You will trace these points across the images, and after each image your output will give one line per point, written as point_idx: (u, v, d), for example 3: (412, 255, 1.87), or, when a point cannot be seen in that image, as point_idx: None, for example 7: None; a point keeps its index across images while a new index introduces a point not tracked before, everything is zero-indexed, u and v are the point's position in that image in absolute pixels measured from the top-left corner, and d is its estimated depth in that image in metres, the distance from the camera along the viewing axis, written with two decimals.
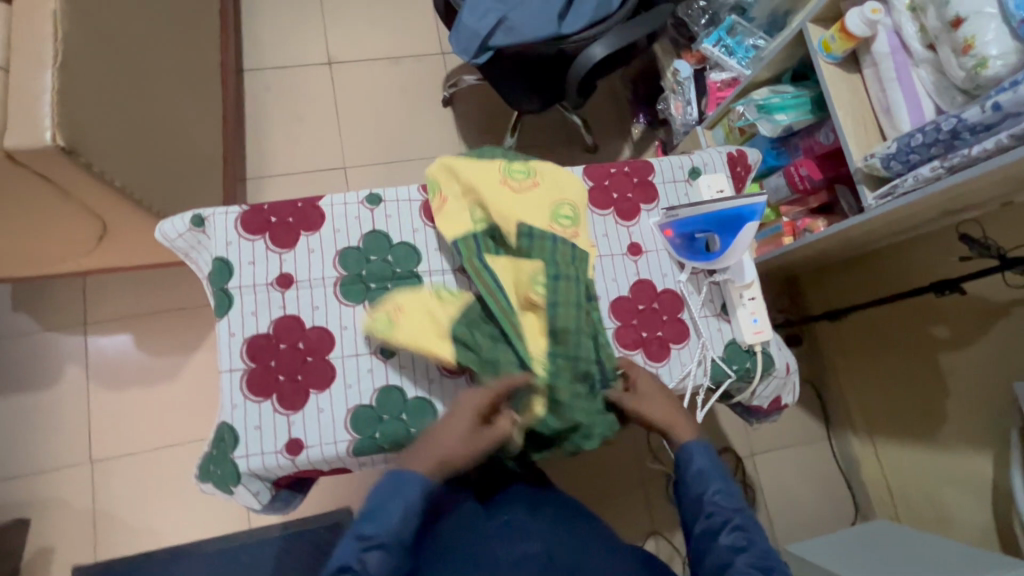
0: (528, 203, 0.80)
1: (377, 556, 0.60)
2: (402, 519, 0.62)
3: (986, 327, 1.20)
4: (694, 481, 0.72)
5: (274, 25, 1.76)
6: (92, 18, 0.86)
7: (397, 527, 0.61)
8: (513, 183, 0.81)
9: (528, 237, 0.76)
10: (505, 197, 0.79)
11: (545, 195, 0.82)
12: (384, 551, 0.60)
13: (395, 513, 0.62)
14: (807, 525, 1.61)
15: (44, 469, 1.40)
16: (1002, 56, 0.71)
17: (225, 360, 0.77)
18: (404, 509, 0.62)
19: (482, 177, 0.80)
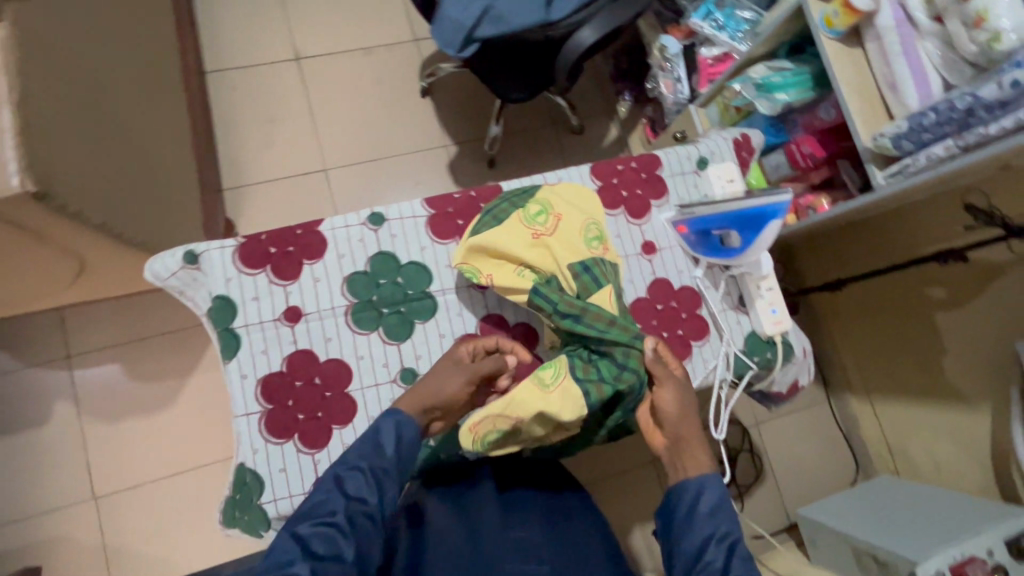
0: (563, 236, 0.76)
1: (357, 477, 0.60)
2: (382, 443, 0.63)
3: (982, 287, 1.22)
4: (692, 516, 0.63)
5: (234, 21, 1.64)
6: (46, 41, 0.78)
7: (387, 453, 0.63)
8: (540, 229, 0.77)
9: (584, 276, 0.74)
10: (540, 245, 0.76)
11: (572, 224, 0.78)
12: (366, 470, 0.60)
13: (389, 439, 0.64)
14: (813, 486, 1.67)
15: (43, 510, 1.34)
16: (1016, 29, 0.70)
17: (239, 405, 0.74)
18: (397, 436, 0.64)
19: (509, 236, 0.75)
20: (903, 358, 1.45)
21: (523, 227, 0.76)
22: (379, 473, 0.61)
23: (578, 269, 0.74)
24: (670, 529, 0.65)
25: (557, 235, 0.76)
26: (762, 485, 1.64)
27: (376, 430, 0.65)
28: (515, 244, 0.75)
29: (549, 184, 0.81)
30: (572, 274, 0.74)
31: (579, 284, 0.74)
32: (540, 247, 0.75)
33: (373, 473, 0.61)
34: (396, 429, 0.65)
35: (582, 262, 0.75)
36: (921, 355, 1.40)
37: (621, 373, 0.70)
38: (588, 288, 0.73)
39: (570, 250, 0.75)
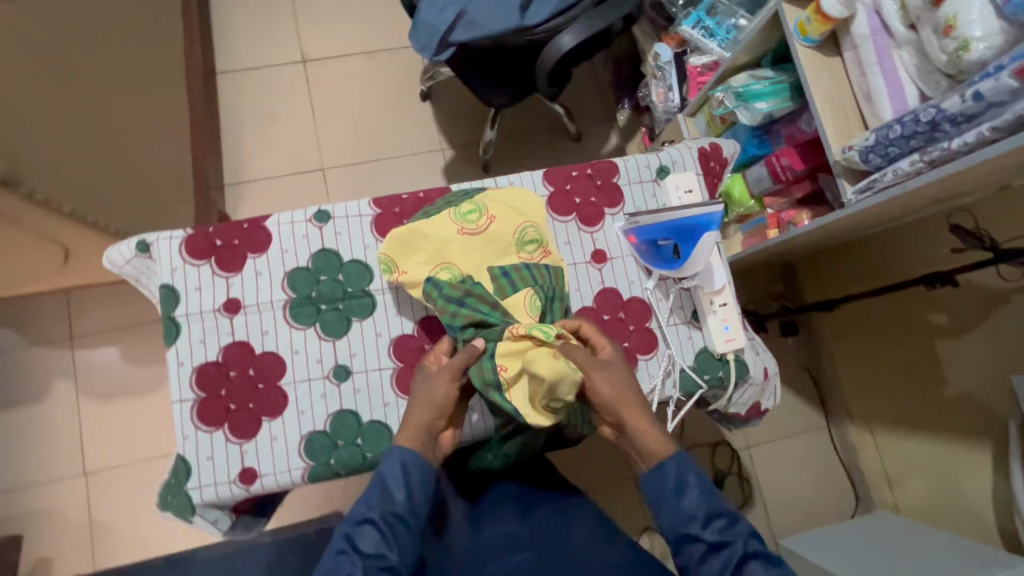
0: (493, 236, 0.77)
1: (370, 535, 0.63)
2: (389, 491, 0.65)
3: (985, 314, 1.12)
4: (668, 504, 0.65)
5: (245, 24, 1.71)
6: (25, 38, 0.83)
7: (380, 506, 0.65)
8: (474, 226, 0.77)
9: (503, 278, 0.74)
10: (469, 246, 0.76)
11: (502, 226, 0.78)
12: (376, 526, 0.63)
13: (376, 492, 0.66)
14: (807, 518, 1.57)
15: (37, 482, 1.41)
16: (987, 37, 0.64)
17: (175, 391, 0.76)
18: (382, 485, 0.66)
19: (441, 233, 0.76)
20: (902, 388, 1.35)
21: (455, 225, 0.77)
22: (389, 526, 0.64)
23: (500, 270, 0.75)
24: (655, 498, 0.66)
25: (487, 238, 0.77)
26: (750, 512, 1.54)
27: (385, 470, 0.66)
28: (440, 244, 0.76)
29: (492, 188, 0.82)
30: (494, 276, 0.75)
31: (496, 287, 0.74)
32: (463, 247, 0.76)
33: (382, 530, 0.63)
34: (402, 465, 0.66)
35: (503, 267, 0.76)
36: (921, 387, 1.29)
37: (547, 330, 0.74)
38: (505, 289, 0.74)
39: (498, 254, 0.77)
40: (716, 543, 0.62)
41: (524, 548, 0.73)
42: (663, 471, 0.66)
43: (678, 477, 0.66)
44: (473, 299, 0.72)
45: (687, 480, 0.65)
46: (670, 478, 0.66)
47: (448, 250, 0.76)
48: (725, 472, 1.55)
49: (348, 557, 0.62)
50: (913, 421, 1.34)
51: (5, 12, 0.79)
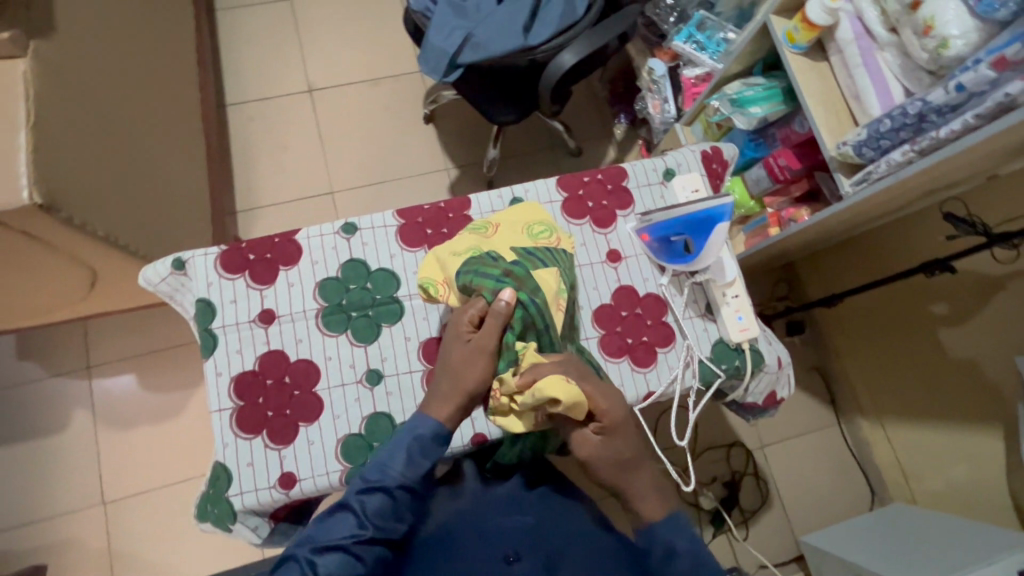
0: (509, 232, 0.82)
1: (380, 499, 0.66)
2: (413, 462, 0.68)
3: (984, 300, 1.16)
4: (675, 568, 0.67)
5: (253, 58, 1.78)
6: (63, 73, 0.88)
7: (397, 473, 0.67)
8: (492, 229, 0.82)
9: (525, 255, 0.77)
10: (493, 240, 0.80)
11: (514, 224, 0.84)
12: (388, 494, 0.66)
13: (399, 458, 0.68)
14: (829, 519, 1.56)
15: (56, 513, 1.39)
16: (963, 35, 0.70)
17: (214, 401, 0.79)
18: (408, 454, 0.68)
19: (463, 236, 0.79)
20: (908, 378, 1.37)
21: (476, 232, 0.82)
22: (400, 498, 0.66)
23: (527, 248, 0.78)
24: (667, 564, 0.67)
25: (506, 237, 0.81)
26: (769, 511, 1.53)
27: (417, 440, 0.69)
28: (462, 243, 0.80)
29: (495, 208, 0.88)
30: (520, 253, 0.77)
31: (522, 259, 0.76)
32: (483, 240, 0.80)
33: (393, 499, 0.66)
34: (432, 440, 0.69)
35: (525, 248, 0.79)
36: (927, 377, 1.32)
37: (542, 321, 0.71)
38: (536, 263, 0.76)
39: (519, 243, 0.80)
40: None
41: (525, 513, 0.76)
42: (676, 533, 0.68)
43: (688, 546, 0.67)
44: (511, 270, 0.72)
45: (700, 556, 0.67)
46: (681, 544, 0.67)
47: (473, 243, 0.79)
48: (742, 472, 1.55)
49: (354, 514, 0.64)
50: (922, 410, 1.36)
51: (46, 50, 0.85)
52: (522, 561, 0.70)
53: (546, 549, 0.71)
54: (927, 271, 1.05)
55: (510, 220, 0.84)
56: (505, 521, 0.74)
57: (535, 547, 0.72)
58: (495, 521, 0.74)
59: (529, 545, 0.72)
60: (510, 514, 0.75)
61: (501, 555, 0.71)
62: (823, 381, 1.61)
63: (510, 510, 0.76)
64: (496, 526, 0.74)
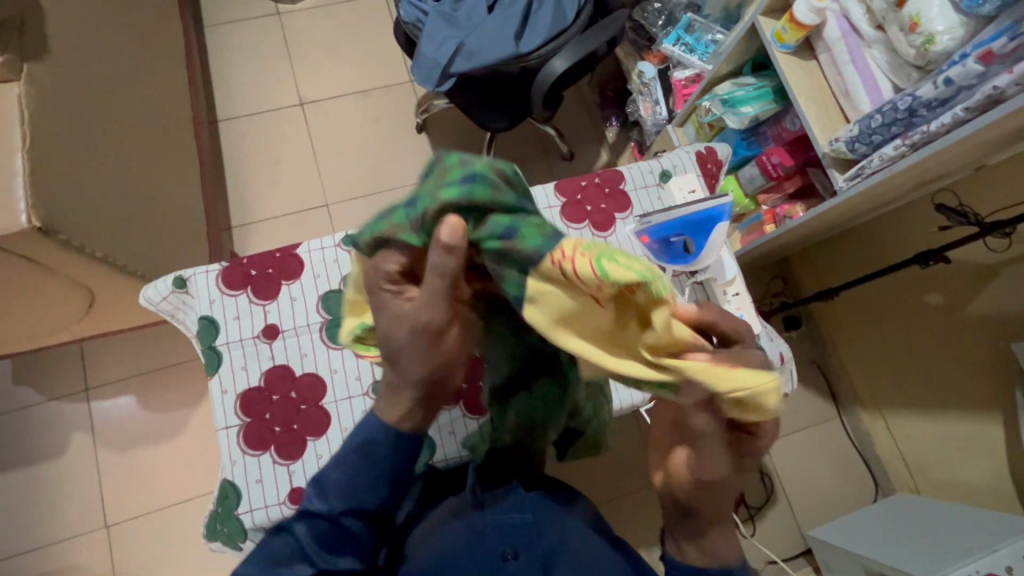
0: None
1: (322, 526, 0.61)
2: (353, 484, 0.62)
3: (978, 288, 1.17)
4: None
5: (243, 74, 1.78)
6: (57, 96, 0.88)
7: (343, 493, 0.62)
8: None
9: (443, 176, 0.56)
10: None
11: None
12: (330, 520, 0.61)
13: (345, 475, 0.62)
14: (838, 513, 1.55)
15: (58, 539, 1.37)
16: (949, 30, 0.72)
17: (220, 418, 0.79)
18: (352, 470, 0.62)
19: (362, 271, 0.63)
20: (906, 369, 1.38)
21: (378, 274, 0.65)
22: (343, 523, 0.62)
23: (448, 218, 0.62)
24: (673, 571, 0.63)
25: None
26: (775, 506, 1.52)
27: (358, 454, 0.63)
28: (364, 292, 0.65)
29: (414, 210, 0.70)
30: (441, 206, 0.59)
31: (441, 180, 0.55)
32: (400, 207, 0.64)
33: (334, 526, 0.61)
34: (376, 454, 0.63)
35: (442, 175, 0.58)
36: (925, 367, 1.32)
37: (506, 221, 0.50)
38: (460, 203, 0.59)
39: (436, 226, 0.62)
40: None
41: (523, 510, 0.72)
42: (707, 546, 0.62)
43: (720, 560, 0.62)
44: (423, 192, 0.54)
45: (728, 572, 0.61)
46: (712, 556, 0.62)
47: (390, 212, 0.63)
48: None
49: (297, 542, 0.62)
50: (921, 401, 1.36)
51: (40, 75, 0.85)
52: (519, 559, 0.67)
53: (543, 546, 0.69)
54: (921, 262, 1.06)
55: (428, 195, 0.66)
56: (502, 518, 0.71)
57: (533, 545, 0.69)
58: (493, 517, 0.71)
59: (527, 544, 0.69)
60: (507, 512, 0.72)
61: (499, 553, 0.68)
62: (822, 376, 1.61)
63: (506, 508, 0.73)
64: (494, 523, 0.71)
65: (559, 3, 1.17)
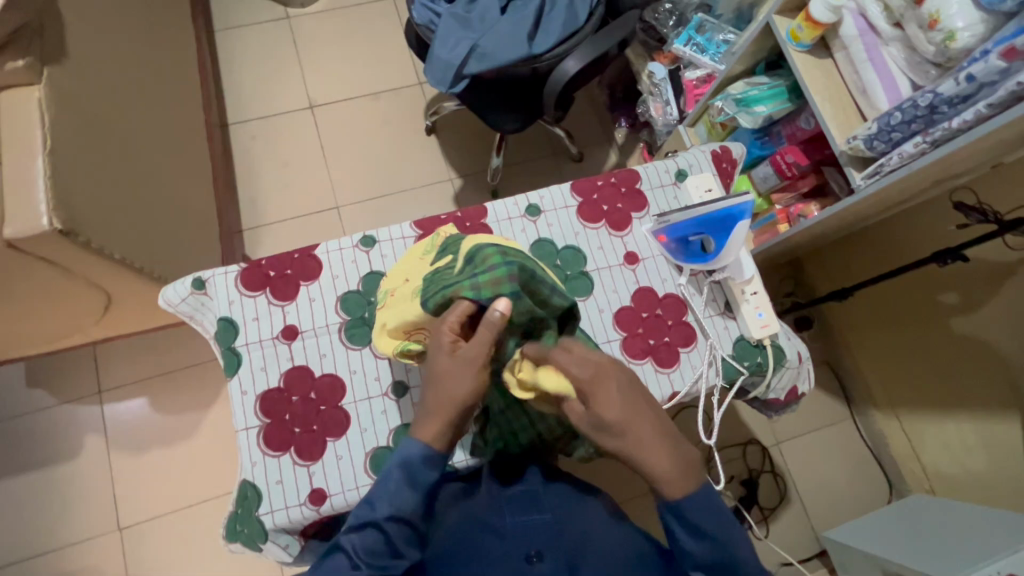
0: (406, 263, 0.78)
1: (372, 535, 0.65)
2: (399, 493, 0.66)
3: (996, 286, 1.17)
4: (676, 539, 0.64)
5: (254, 78, 1.79)
6: (77, 99, 0.89)
7: (390, 503, 0.66)
8: (393, 288, 0.75)
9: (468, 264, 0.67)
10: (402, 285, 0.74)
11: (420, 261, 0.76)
12: (379, 529, 0.65)
13: (393, 485, 0.66)
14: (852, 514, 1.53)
15: (72, 542, 1.37)
16: (970, 27, 0.71)
17: (240, 420, 0.79)
18: (400, 480, 0.66)
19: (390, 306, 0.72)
20: (920, 370, 1.37)
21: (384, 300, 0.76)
22: (392, 531, 0.65)
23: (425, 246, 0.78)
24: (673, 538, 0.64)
25: (406, 263, 0.78)
26: (789, 508, 1.51)
27: (402, 465, 0.66)
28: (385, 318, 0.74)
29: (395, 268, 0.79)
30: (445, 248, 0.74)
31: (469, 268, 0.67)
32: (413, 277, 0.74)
33: (381, 535, 0.65)
34: (418, 464, 0.66)
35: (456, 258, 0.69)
36: (940, 366, 1.31)
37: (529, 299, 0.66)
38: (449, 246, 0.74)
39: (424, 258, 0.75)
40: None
41: (543, 510, 0.73)
42: (684, 510, 0.62)
43: (697, 522, 0.62)
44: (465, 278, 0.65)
45: (707, 528, 0.62)
46: (688, 518, 0.62)
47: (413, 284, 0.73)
48: (759, 470, 1.53)
49: (346, 555, 0.65)
50: (936, 401, 1.35)
51: (60, 78, 0.86)
52: (544, 561, 0.68)
53: (566, 547, 0.70)
54: (939, 261, 1.05)
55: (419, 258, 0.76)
56: (522, 520, 0.71)
57: (556, 545, 0.70)
58: (514, 518, 0.72)
59: (552, 544, 0.70)
60: (526, 513, 0.72)
61: (522, 555, 0.69)
62: (835, 376, 1.60)
63: (526, 508, 0.73)
64: (514, 525, 0.71)
65: (572, 4, 1.17)
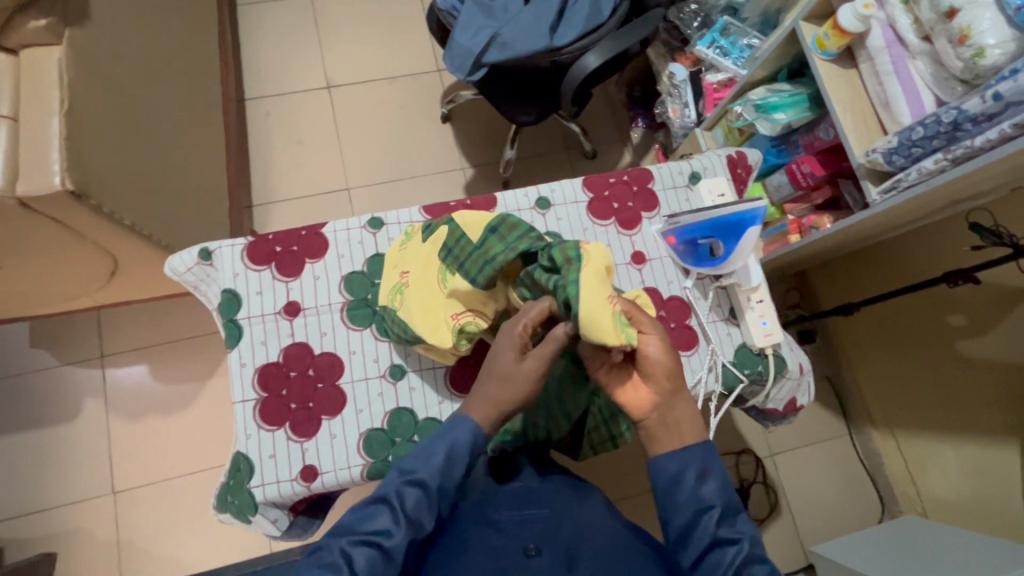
0: (410, 304, 0.75)
1: (417, 494, 0.64)
2: (450, 465, 0.66)
3: (1006, 312, 1.12)
4: (681, 489, 0.66)
5: (273, 54, 1.79)
6: (97, 62, 0.90)
7: (437, 470, 0.65)
8: (407, 281, 0.78)
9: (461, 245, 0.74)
10: (421, 275, 0.76)
11: (426, 291, 0.75)
12: (424, 490, 0.64)
13: (442, 453, 0.66)
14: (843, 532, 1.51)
15: (67, 502, 1.39)
16: (1000, 44, 0.70)
17: (237, 392, 0.79)
18: (450, 450, 0.66)
19: (428, 300, 0.74)
20: (920, 391, 1.35)
21: (401, 300, 0.77)
22: (434, 493, 0.65)
23: (423, 232, 0.81)
24: (679, 491, 0.66)
25: (410, 250, 0.81)
26: (779, 520, 1.50)
27: (458, 440, 0.66)
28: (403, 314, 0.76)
29: (394, 319, 0.77)
30: (444, 231, 0.77)
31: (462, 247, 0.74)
32: (422, 284, 0.76)
33: (427, 495, 0.64)
34: (472, 443, 0.67)
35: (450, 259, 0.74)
36: (941, 389, 1.29)
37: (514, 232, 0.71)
38: (454, 236, 0.74)
39: (431, 244, 0.78)
40: (725, 537, 0.64)
41: (539, 506, 0.73)
42: (687, 455, 0.67)
43: (700, 463, 0.67)
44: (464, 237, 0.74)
45: (709, 468, 0.67)
46: (691, 461, 0.67)
47: (421, 271, 0.77)
48: (752, 480, 1.52)
49: (390, 509, 0.62)
50: (933, 422, 1.33)
51: (81, 39, 0.86)
52: (542, 556, 0.65)
53: (564, 539, 0.68)
54: (950, 282, 1.04)
55: (424, 293, 0.75)
56: (517, 514, 0.71)
57: (555, 540, 0.67)
58: (510, 514, 0.71)
59: (549, 537, 0.68)
60: (520, 508, 0.72)
61: (521, 548, 0.66)
62: (834, 392, 1.59)
63: (522, 504, 0.73)
64: (509, 518, 0.71)
65: None
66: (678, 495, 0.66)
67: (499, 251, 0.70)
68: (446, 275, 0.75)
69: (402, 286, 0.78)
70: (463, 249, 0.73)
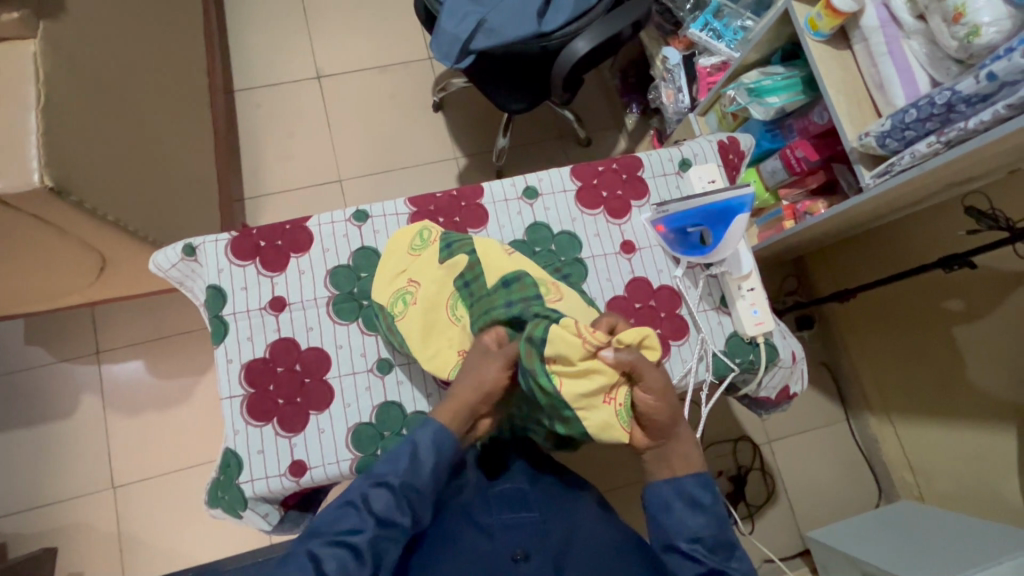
0: (412, 325, 0.75)
1: (384, 496, 0.65)
2: (416, 462, 0.67)
3: (1002, 297, 1.11)
4: (669, 517, 0.68)
5: (262, 44, 1.76)
6: (75, 55, 0.88)
7: (402, 470, 0.66)
8: (414, 292, 0.77)
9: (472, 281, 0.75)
10: (431, 294, 0.76)
11: (430, 314, 0.76)
12: (391, 490, 0.65)
13: (405, 455, 0.67)
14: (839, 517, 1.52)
15: (67, 497, 1.40)
16: (995, 22, 0.68)
17: (224, 388, 0.79)
18: (413, 450, 0.67)
19: (433, 327, 0.75)
20: (916, 376, 1.34)
21: (403, 311, 0.76)
22: (403, 493, 0.65)
23: (441, 249, 0.79)
24: (663, 521, 0.68)
25: (425, 260, 0.79)
26: (775, 505, 1.51)
27: (421, 437, 0.68)
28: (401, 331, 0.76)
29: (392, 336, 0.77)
30: (463, 260, 0.76)
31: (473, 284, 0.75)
32: (427, 307, 0.76)
33: (394, 497, 0.65)
34: (437, 436, 0.68)
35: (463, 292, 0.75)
36: (938, 374, 1.28)
37: (513, 287, 0.72)
38: (473, 267, 0.76)
39: (447, 268, 0.77)
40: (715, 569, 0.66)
41: (530, 509, 0.73)
42: (678, 484, 0.69)
43: (691, 494, 0.68)
44: (477, 272, 0.76)
45: (701, 501, 0.68)
46: (681, 492, 0.68)
47: (431, 289, 0.76)
48: (748, 466, 1.52)
49: (357, 510, 0.64)
50: (930, 407, 1.33)
51: (56, 32, 0.85)
52: (530, 561, 0.68)
53: (552, 545, 0.70)
54: (945, 266, 1.02)
55: (427, 319, 0.75)
56: (507, 517, 0.72)
57: (543, 544, 0.70)
58: (502, 516, 0.72)
59: (538, 543, 0.70)
60: (512, 512, 0.73)
61: (509, 553, 0.69)
62: (831, 376, 1.58)
63: (514, 505, 0.73)
64: (501, 521, 0.72)
65: None
66: (665, 522, 0.68)
67: (502, 304, 0.71)
68: (457, 304, 0.76)
69: (408, 295, 0.77)
70: (479, 288, 0.75)
